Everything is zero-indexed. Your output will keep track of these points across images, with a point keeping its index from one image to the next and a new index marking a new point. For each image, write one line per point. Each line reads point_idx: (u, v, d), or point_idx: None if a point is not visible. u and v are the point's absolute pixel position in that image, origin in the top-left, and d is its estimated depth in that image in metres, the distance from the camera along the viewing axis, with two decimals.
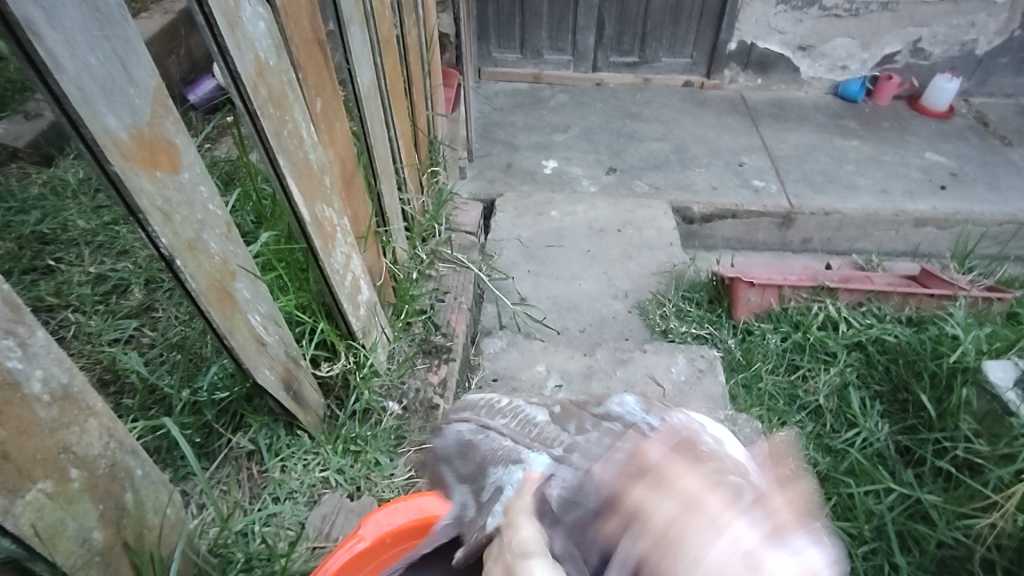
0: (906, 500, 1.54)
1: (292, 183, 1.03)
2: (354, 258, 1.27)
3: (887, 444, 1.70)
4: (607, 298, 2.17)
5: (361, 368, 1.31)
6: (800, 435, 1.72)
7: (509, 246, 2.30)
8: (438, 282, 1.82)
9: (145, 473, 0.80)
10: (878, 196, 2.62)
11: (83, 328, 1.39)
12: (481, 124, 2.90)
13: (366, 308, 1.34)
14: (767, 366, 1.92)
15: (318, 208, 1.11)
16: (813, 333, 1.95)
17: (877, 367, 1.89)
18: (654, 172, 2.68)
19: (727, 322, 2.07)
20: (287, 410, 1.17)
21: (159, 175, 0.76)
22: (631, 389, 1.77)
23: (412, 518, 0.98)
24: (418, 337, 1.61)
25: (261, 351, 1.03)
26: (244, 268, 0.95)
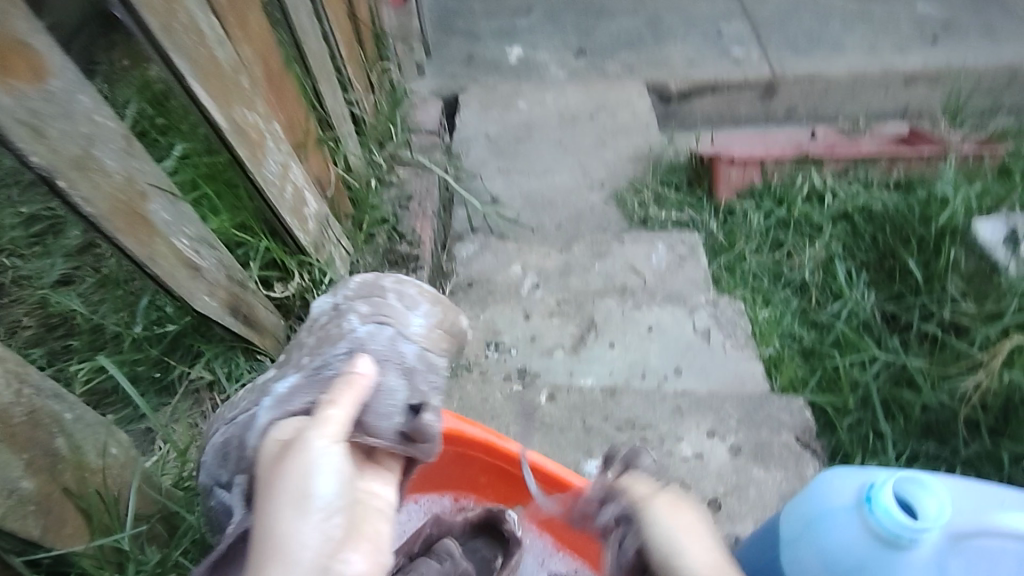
0: (891, 368, 1.53)
1: (198, 86, 0.90)
2: (293, 167, 1.16)
3: (872, 313, 1.66)
4: (582, 189, 2.07)
5: (319, 285, 1.22)
6: (785, 313, 1.67)
7: (477, 144, 2.17)
8: (400, 189, 1.70)
9: (78, 416, 0.74)
10: (866, 55, 2.45)
11: (20, 273, 1.31)
12: (437, 14, 2.67)
13: (316, 222, 1.25)
14: (751, 246, 1.85)
15: (237, 113, 0.99)
16: (797, 207, 1.88)
17: (863, 237, 1.81)
18: (627, 49, 2.49)
19: (709, 203, 1.98)
20: (239, 336, 1.10)
21: (15, 85, 0.65)
22: (611, 282, 1.70)
23: None
24: (382, 248, 1.53)
25: (196, 276, 0.94)
26: (157, 186, 0.85)
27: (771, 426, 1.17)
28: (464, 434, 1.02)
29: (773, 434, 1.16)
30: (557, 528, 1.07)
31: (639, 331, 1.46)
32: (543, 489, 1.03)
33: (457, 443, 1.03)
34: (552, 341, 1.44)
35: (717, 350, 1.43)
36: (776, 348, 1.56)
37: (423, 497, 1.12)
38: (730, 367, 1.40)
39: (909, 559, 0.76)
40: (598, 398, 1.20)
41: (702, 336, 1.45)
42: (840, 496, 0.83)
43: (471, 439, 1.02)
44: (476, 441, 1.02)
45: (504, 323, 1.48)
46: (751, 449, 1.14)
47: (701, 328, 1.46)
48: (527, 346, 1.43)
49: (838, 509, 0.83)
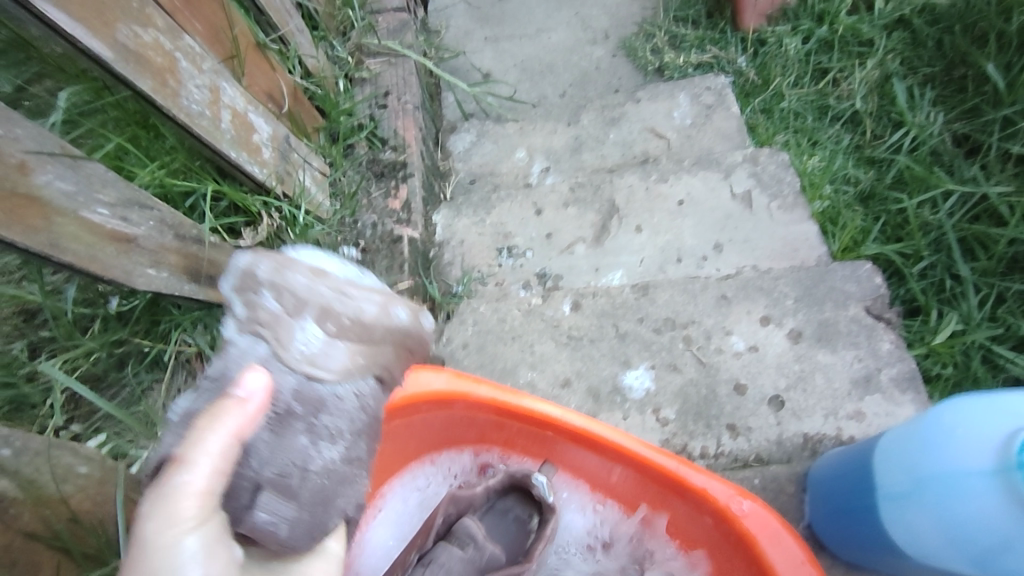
0: (968, 201, 1.31)
1: (57, 9, 0.66)
2: (224, 88, 0.95)
3: (941, 138, 1.41)
4: (585, 46, 1.79)
5: (296, 222, 1.09)
6: (836, 154, 1.45)
7: (456, 12, 1.86)
8: (374, 85, 1.47)
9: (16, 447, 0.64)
10: None
11: None
12: None
13: (273, 149, 1.07)
14: (789, 80, 1.57)
15: (124, 33, 0.75)
16: (841, 21, 1.57)
17: (925, 45, 1.52)
18: None
19: (733, 36, 1.67)
20: (209, 302, 0.95)
21: None
22: (631, 151, 1.49)
23: (398, 396, 0.86)
24: (365, 159, 1.34)
25: (131, 250, 0.78)
26: (36, 153, 0.66)
27: (835, 301, 1.01)
28: (472, 396, 0.87)
29: (839, 310, 1.00)
30: (600, 479, 0.93)
31: (669, 208, 1.27)
32: (563, 441, 0.90)
33: (463, 405, 0.90)
34: (571, 234, 1.27)
35: (762, 215, 1.24)
36: (830, 200, 1.33)
37: (441, 456, 0.99)
38: (779, 233, 1.21)
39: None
40: (629, 298, 1.05)
41: (743, 201, 1.25)
42: (970, 453, 0.65)
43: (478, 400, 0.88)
44: (484, 402, 0.87)
45: (514, 223, 1.30)
46: (813, 331, 0.98)
47: (740, 191, 1.26)
48: (544, 246, 1.27)
49: (969, 470, 0.65)
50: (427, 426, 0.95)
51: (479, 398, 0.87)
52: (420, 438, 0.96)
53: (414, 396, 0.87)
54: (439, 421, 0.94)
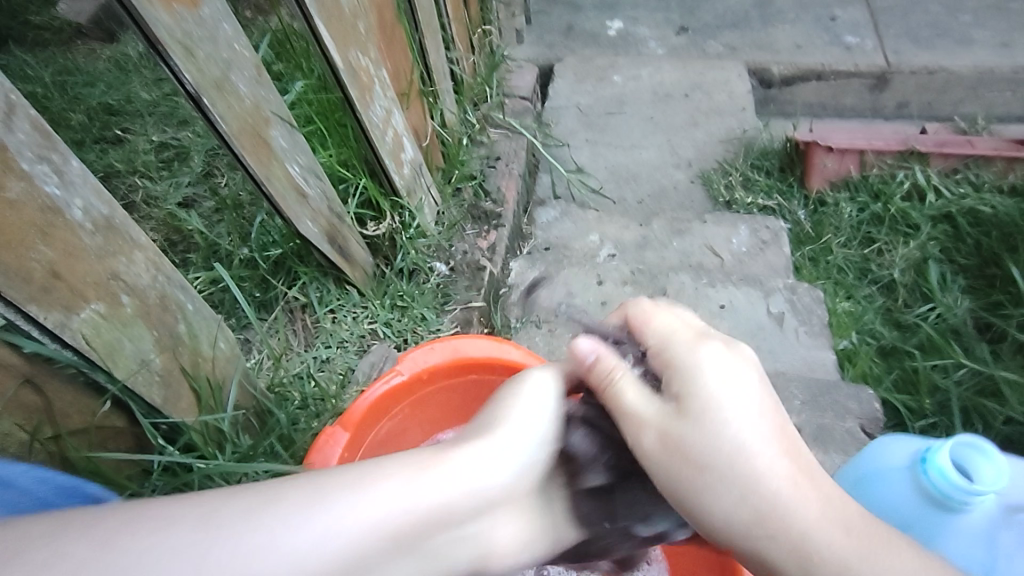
0: (976, 376, 1.47)
1: (322, 27, 0.98)
2: (395, 115, 1.24)
3: (964, 319, 1.59)
4: (669, 168, 2.05)
5: (408, 228, 1.32)
6: (868, 309, 1.63)
7: (567, 114, 2.16)
8: (489, 149, 1.73)
9: (196, 308, 0.84)
10: (997, 50, 2.28)
11: (151, 193, 1.46)
12: None
13: (411, 168, 1.33)
14: (839, 239, 1.80)
15: (351, 55, 1.07)
16: (895, 203, 1.81)
17: (965, 241, 1.73)
18: (731, 30, 2.41)
19: (799, 192, 1.92)
20: (334, 265, 1.21)
21: (176, 7, 0.74)
22: (688, 259, 1.70)
23: (445, 359, 1.00)
24: (467, 203, 1.56)
25: (303, 203, 1.05)
26: (278, 115, 0.95)
27: (835, 412, 1.18)
28: (504, 359, 0.99)
29: (837, 420, 1.17)
30: None
31: (710, 309, 1.46)
32: None
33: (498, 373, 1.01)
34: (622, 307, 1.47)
35: (790, 335, 1.42)
36: (854, 342, 1.53)
37: None
38: (800, 353, 1.39)
39: (954, 520, 0.82)
40: None
41: (776, 319, 1.44)
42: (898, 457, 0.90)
43: (510, 364, 0.99)
44: (516, 365, 1.00)
45: (577, 285, 1.51)
46: (811, 432, 1.15)
47: (775, 311, 1.45)
48: (597, 310, 1.47)
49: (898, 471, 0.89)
50: (475, 393, 1.06)
51: (512, 363, 0.99)
52: (463, 402, 1.07)
53: (460, 358, 1.00)
54: (483, 388, 1.04)
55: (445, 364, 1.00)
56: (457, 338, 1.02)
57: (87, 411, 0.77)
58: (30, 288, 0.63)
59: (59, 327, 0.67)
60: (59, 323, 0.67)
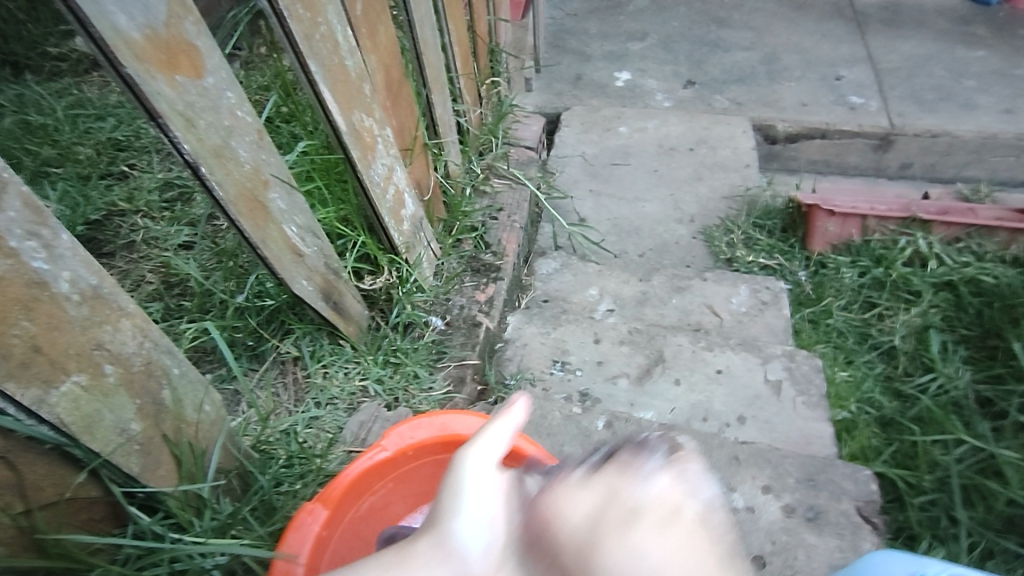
0: (978, 453, 1.44)
1: (326, 91, 1.00)
2: (397, 171, 1.25)
3: (965, 393, 1.56)
4: (671, 222, 2.04)
5: (405, 283, 1.32)
6: (867, 377, 1.62)
7: (572, 164, 2.17)
8: (492, 199, 1.73)
9: (182, 372, 0.85)
10: (1000, 116, 2.30)
11: (151, 233, 1.47)
12: (551, 30, 2.69)
13: (411, 224, 1.33)
14: (840, 302, 1.79)
15: (355, 117, 1.08)
16: (896, 269, 1.80)
17: (967, 310, 1.72)
18: (737, 85, 2.44)
19: (800, 254, 1.92)
20: (328, 321, 1.21)
21: (178, 78, 0.75)
22: (686, 318, 1.68)
23: (434, 435, 1.00)
24: (467, 255, 1.55)
25: (298, 262, 1.05)
26: (278, 178, 0.96)
27: (831, 493, 1.15)
28: None
29: (833, 501, 1.14)
30: None
31: (707, 373, 1.45)
32: None
33: None
34: (618, 368, 1.46)
35: (787, 404, 1.40)
36: (852, 413, 1.52)
37: None
38: (797, 424, 1.37)
39: None
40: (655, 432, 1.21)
41: (773, 387, 1.42)
42: None
43: None
44: None
45: (574, 343, 1.50)
46: (804, 512, 1.13)
47: (773, 379, 1.43)
48: (593, 370, 1.45)
49: None
50: None
51: None
52: None
53: (448, 435, 1.00)
54: None
55: (433, 440, 1.00)
56: (446, 414, 1.02)
57: (62, 485, 0.77)
58: (7, 365, 0.62)
59: (37, 403, 0.66)
60: (37, 398, 0.66)
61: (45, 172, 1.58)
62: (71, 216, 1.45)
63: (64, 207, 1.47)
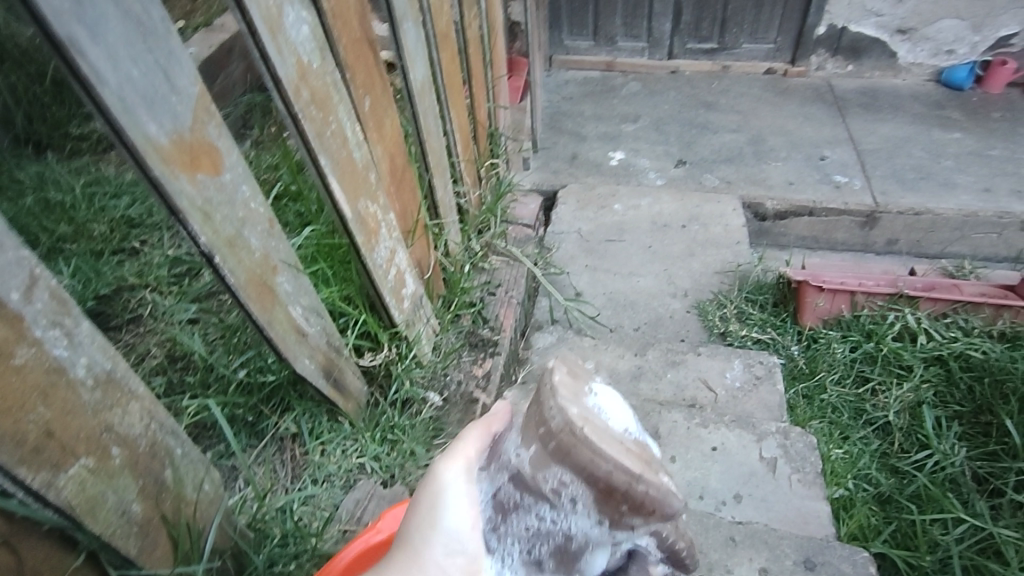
0: (977, 533, 1.46)
1: (334, 182, 1.06)
2: (399, 253, 1.30)
3: (961, 470, 1.60)
4: (666, 296, 2.08)
5: (404, 359, 1.35)
6: (863, 453, 1.63)
7: (568, 240, 2.24)
8: (490, 276, 1.78)
9: (185, 452, 0.87)
10: (979, 195, 2.39)
11: (158, 308, 1.51)
12: (549, 113, 2.84)
13: (411, 301, 1.38)
14: (833, 377, 1.81)
15: (361, 204, 1.15)
16: (887, 343, 1.82)
17: (958, 386, 1.75)
18: (726, 165, 2.55)
19: (792, 328, 1.95)
20: (328, 398, 1.23)
21: (199, 176, 0.81)
22: (681, 393, 1.70)
23: None
24: (465, 330, 1.59)
25: (301, 341, 1.09)
26: (286, 263, 1.01)
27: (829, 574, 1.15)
28: None
29: None
30: None
31: (702, 451, 1.44)
32: None
33: None
34: None
35: (783, 482, 1.41)
36: (848, 490, 1.53)
37: None
38: (794, 503, 1.37)
39: None
40: None
41: (768, 465, 1.43)
42: None
43: None
44: None
45: None
46: None
47: (768, 456, 1.44)
48: None
49: None
50: None
51: None
52: None
53: None
54: None
55: None
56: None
57: (60, 569, 0.77)
58: (21, 451, 0.64)
59: (45, 486, 0.68)
60: (46, 482, 0.68)
61: (59, 248, 1.64)
62: (81, 291, 1.50)
63: (76, 283, 1.52)
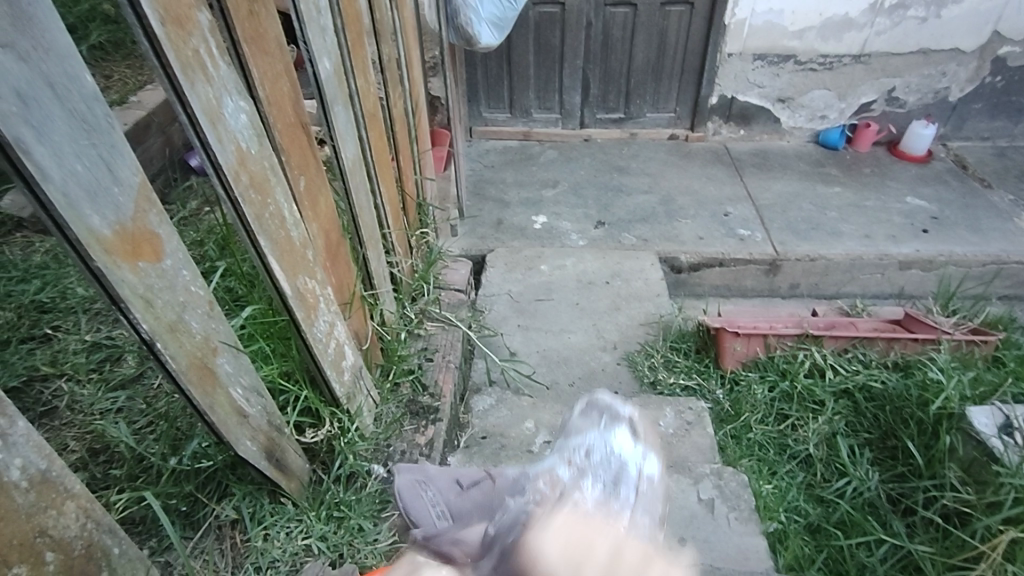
0: (897, 551, 1.60)
1: (273, 261, 1.08)
2: (338, 326, 1.31)
3: (878, 492, 1.73)
4: (596, 350, 2.13)
5: (346, 433, 1.35)
6: (791, 486, 1.75)
7: (499, 301, 2.29)
8: (427, 341, 1.81)
9: (122, 551, 0.84)
10: (862, 241, 2.66)
11: (77, 398, 1.43)
12: (472, 181, 2.96)
13: (351, 373, 1.38)
14: (756, 416, 1.92)
15: (300, 281, 1.17)
16: (800, 381, 1.96)
17: (865, 415, 1.92)
18: (642, 224, 2.72)
19: (715, 372, 2.07)
20: (270, 479, 1.20)
21: (141, 265, 0.82)
22: None
23: None
24: (406, 399, 1.59)
25: (242, 423, 1.08)
26: (226, 343, 1.01)
27: None
28: None
29: None
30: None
31: None
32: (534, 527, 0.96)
33: None
34: None
35: (720, 522, 1.48)
36: (781, 523, 1.63)
37: None
38: (734, 541, 1.43)
39: None
40: None
41: (706, 506, 1.51)
42: None
43: None
44: None
45: None
46: None
47: (704, 498, 1.52)
48: None
49: None
50: None
51: None
52: None
53: None
54: None
55: None
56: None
57: None
58: None
59: None
60: None
61: None
62: None
63: None
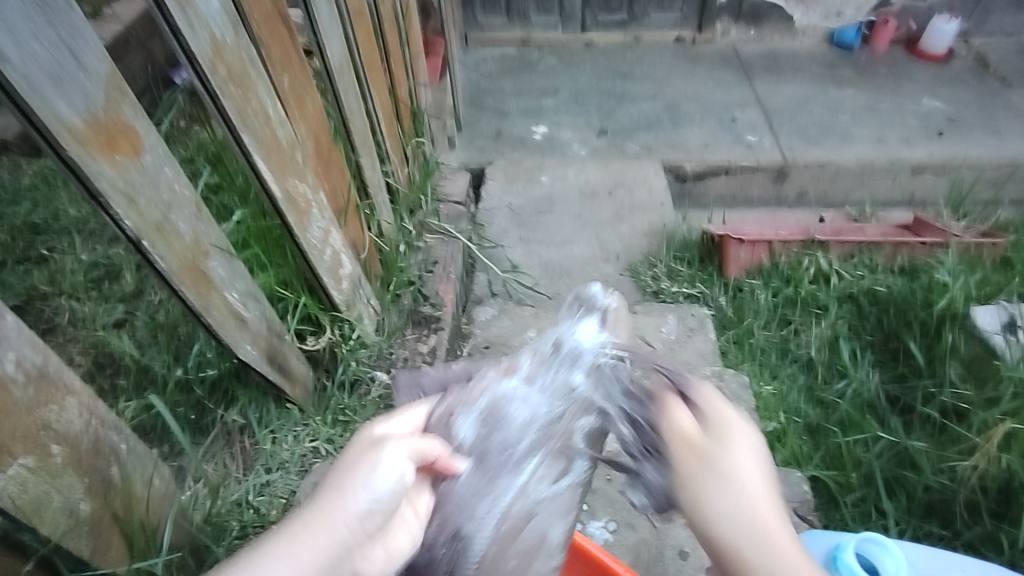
0: (895, 446, 1.63)
1: (259, 160, 1.04)
2: (334, 232, 1.28)
3: (878, 393, 1.75)
4: (598, 261, 2.11)
5: (348, 340, 1.34)
6: (792, 389, 1.76)
7: (500, 214, 2.25)
8: (427, 253, 1.79)
9: (130, 449, 0.89)
10: (873, 145, 2.58)
11: (78, 314, 1.43)
12: (469, 91, 2.84)
13: (351, 282, 1.35)
14: (759, 322, 1.91)
15: (290, 183, 1.13)
16: (804, 286, 1.95)
17: (868, 318, 1.91)
18: (645, 132, 2.63)
19: (718, 280, 2.03)
20: (274, 384, 1.21)
21: (118, 159, 0.78)
22: None
23: None
24: (407, 309, 1.61)
25: (241, 327, 1.07)
26: (218, 246, 0.98)
27: None
28: None
29: None
30: None
31: None
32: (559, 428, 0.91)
33: None
34: None
35: None
36: (781, 423, 1.66)
37: None
38: None
39: None
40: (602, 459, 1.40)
41: None
42: None
43: None
44: None
45: None
46: None
47: None
48: None
49: None
50: None
51: None
52: None
53: None
54: None
55: None
56: None
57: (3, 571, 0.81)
58: None
59: None
60: None
61: None
62: None
63: None
